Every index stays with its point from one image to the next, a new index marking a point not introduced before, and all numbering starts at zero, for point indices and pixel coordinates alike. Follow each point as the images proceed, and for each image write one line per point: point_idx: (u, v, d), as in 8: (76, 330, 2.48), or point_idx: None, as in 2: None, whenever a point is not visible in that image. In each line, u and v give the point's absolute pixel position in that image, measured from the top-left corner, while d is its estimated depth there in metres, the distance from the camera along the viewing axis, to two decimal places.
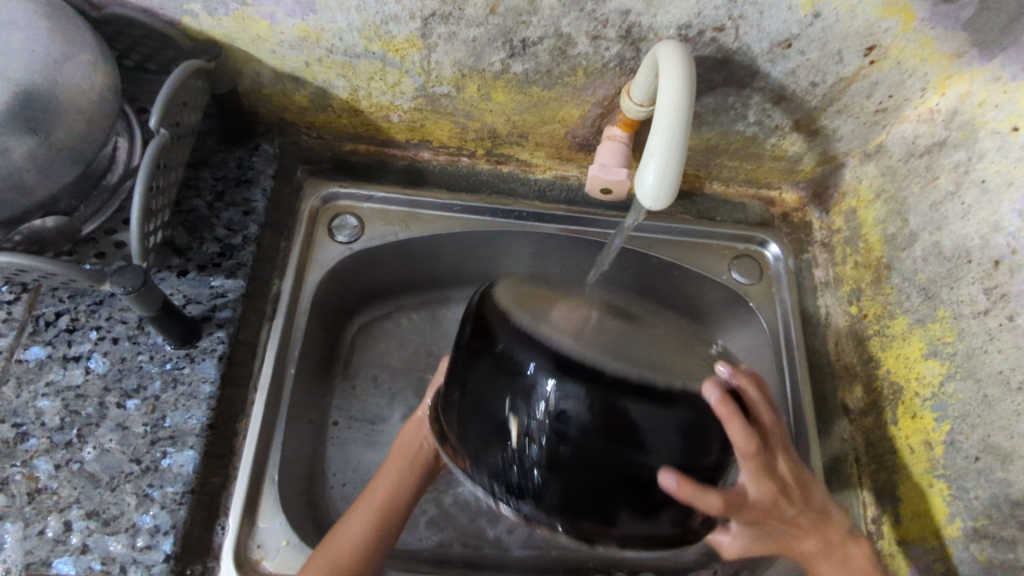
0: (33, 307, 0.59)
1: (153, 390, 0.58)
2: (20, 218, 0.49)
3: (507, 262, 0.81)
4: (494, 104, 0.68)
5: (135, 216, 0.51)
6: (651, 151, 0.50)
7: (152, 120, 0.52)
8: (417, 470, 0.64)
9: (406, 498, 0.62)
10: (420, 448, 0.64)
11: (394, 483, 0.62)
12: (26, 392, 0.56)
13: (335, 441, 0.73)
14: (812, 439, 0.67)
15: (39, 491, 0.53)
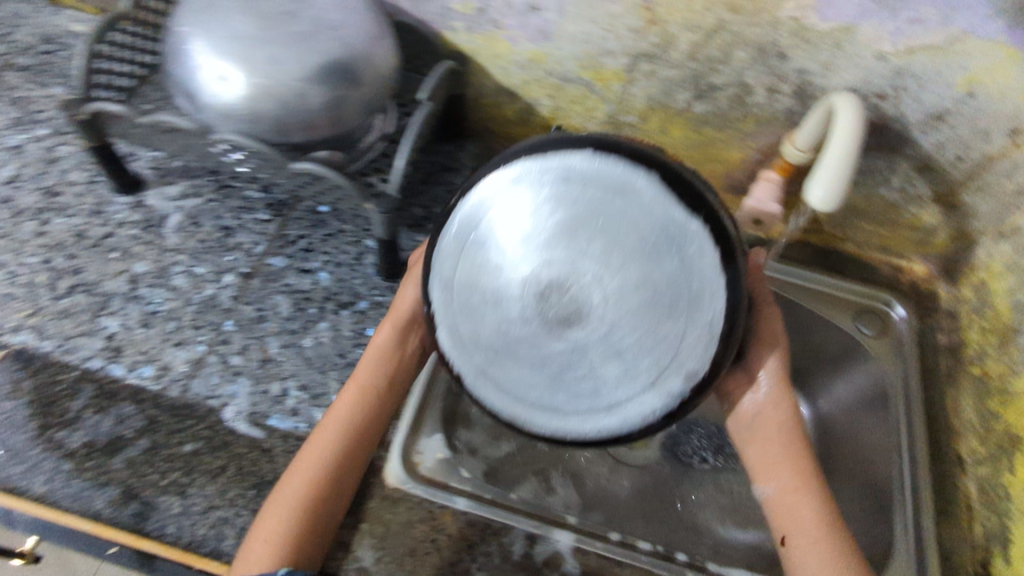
0: (283, 228, 0.75)
1: (362, 306, 0.71)
2: (312, 143, 0.65)
3: None
4: (669, 137, 0.81)
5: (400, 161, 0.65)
6: (823, 178, 0.65)
7: (421, 94, 0.70)
8: (393, 361, 0.66)
9: (381, 397, 0.65)
10: (397, 353, 0.66)
11: (364, 383, 0.64)
12: (268, 286, 0.70)
13: None
14: (924, 478, 0.72)
15: (269, 360, 0.66)
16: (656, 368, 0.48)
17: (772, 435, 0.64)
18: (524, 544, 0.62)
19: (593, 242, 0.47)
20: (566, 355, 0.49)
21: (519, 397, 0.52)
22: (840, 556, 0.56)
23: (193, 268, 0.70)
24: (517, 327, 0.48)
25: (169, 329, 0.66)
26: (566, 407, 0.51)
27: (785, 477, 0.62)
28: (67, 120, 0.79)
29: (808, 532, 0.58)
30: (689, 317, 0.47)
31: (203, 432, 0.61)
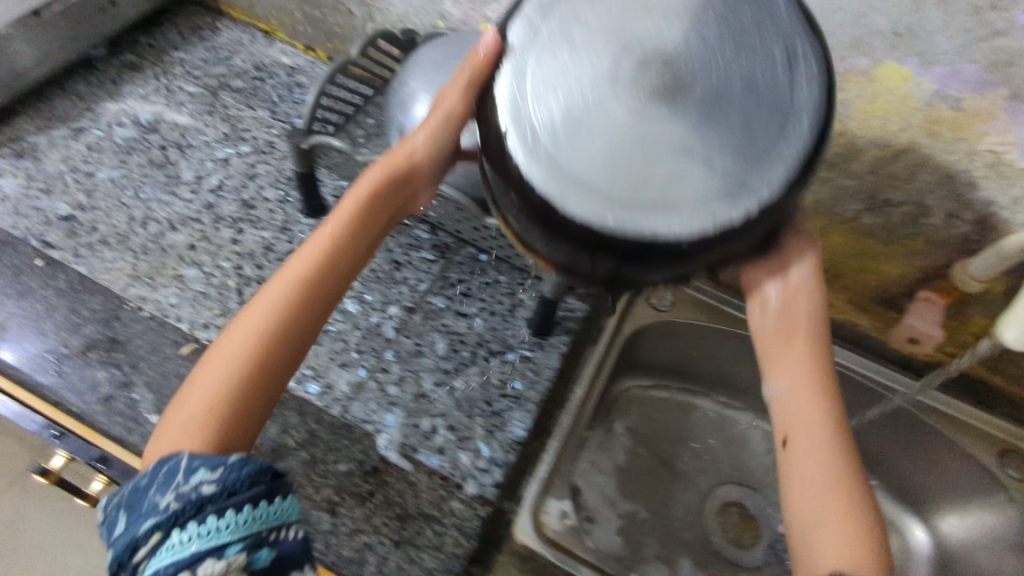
0: (446, 269, 0.79)
1: (511, 357, 0.73)
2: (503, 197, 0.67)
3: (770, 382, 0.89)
4: (827, 242, 0.78)
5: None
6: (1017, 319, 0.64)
7: None
8: (388, 197, 0.58)
9: (362, 236, 0.57)
10: (389, 202, 0.59)
11: (338, 237, 0.56)
12: (429, 323, 0.74)
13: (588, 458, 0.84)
14: None
15: (422, 395, 0.69)
16: (740, 174, 0.39)
17: (788, 325, 0.54)
18: None
19: (699, 22, 0.40)
20: (640, 128, 0.38)
21: (568, 166, 0.39)
22: (845, 468, 0.48)
23: (362, 295, 0.75)
24: (593, 87, 0.39)
25: (337, 348, 0.70)
26: (622, 192, 0.38)
27: (796, 375, 0.52)
28: (267, 141, 0.86)
29: (813, 437, 0.50)
30: (783, 126, 0.39)
31: (356, 455, 0.64)
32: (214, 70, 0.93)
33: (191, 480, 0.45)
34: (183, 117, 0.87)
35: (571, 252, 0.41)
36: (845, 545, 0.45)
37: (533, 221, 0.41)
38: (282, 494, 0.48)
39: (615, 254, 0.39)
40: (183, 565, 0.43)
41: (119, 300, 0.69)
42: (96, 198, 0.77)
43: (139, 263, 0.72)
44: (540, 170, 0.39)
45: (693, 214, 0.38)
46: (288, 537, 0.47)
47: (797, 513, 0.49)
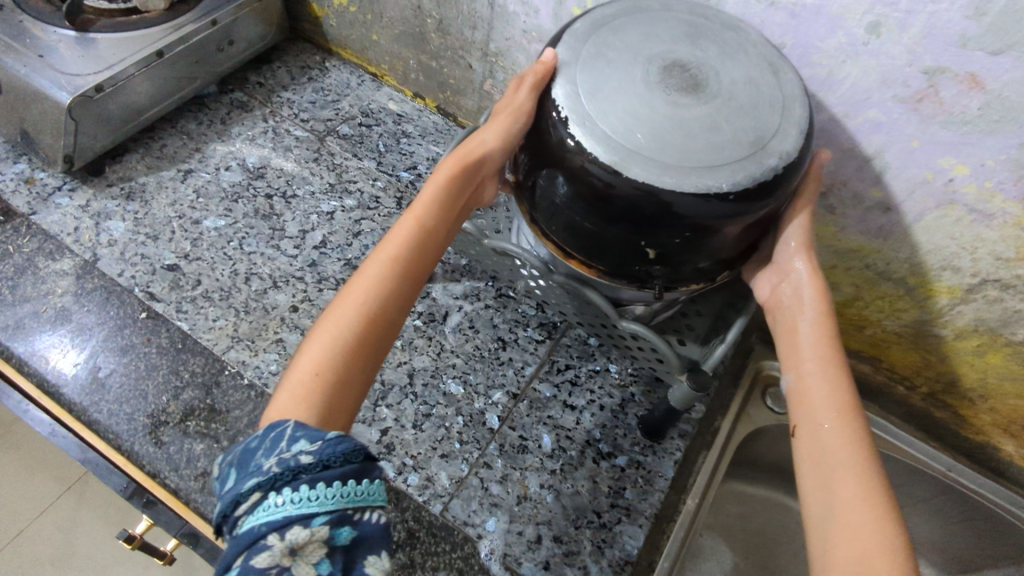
0: (552, 353, 0.74)
1: (621, 461, 0.68)
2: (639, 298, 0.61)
3: None
4: (983, 361, 0.71)
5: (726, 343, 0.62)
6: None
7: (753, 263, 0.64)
8: (464, 182, 0.56)
9: (447, 218, 0.56)
10: (467, 191, 0.57)
11: (425, 219, 0.54)
12: (533, 414, 0.69)
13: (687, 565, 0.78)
14: None
15: (526, 498, 0.64)
16: (760, 138, 0.49)
17: (799, 315, 0.56)
18: None
19: (702, 44, 0.53)
20: (674, 119, 0.48)
21: (628, 139, 0.47)
22: (855, 449, 0.49)
23: (465, 376, 0.71)
24: (635, 83, 0.49)
25: (439, 436, 0.66)
26: (670, 159, 0.47)
27: (807, 364, 0.53)
28: (372, 196, 0.84)
29: (821, 420, 0.51)
30: (786, 112, 0.51)
31: (456, 563, 0.59)
32: (322, 114, 0.91)
33: (292, 447, 0.43)
34: (290, 164, 0.85)
35: (619, 226, 0.50)
36: (868, 518, 0.45)
37: (584, 206, 0.51)
38: (372, 476, 0.45)
39: (651, 219, 0.49)
40: (274, 527, 0.41)
41: (220, 363, 0.67)
42: (200, 248, 0.74)
43: (240, 323, 0.70)
44: (603, 145, 0.47)
45: (728, 178, 0.47)
46: (369, 520, 0.43)
47: (810, 496, 0.49)
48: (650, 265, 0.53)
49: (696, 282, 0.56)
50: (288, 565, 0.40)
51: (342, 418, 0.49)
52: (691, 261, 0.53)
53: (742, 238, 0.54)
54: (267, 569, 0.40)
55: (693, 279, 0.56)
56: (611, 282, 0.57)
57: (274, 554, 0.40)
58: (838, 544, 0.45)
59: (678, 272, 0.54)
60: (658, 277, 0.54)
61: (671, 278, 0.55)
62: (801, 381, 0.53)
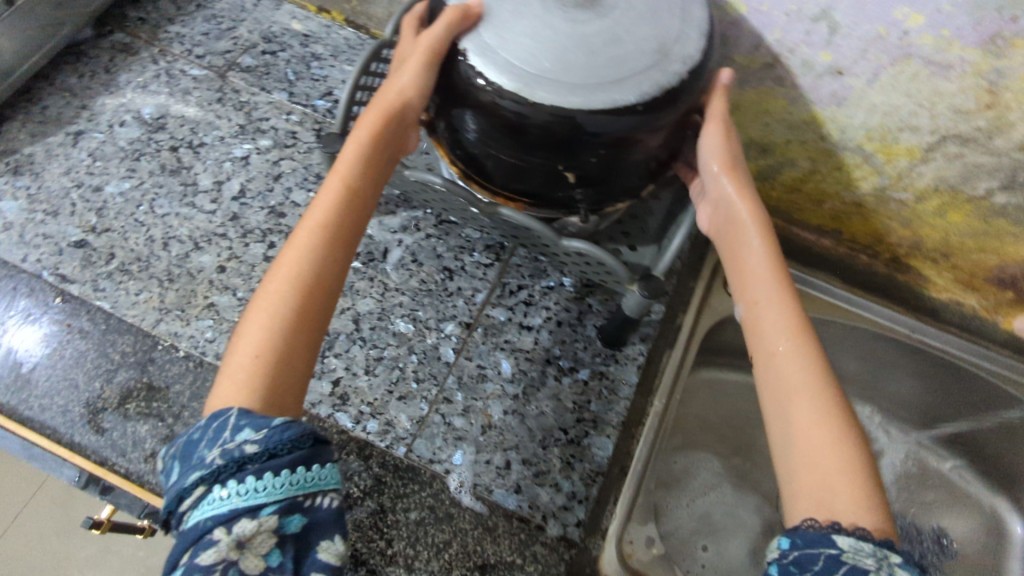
0: (502, 275, 0.71)
1: (583, 375, 0.67)
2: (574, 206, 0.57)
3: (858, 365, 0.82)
4: (945, 221, 0.69)
5: (672, 250, 0.60)
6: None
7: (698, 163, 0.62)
8: (385, 138, 0.53)
9: (372, 175, 0.52)
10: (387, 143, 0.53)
11: (352, 180, 0.50)
12: (489, 341, 0.67)
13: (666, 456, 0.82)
14: None
15: (490, 427, 0.63)
16: (662, 45, 0.49)
17: (740, 238, 0.52)
18: None
19: None
20: (576, 36, 0.48)
21: (530, 64, 0.47)
22: (811, 368, 0.45)
23: (415, 313, 0.67)
24: (532, 7, 0.49)
25: (394, 378, 0.64)
26: (576, 78, 0.47)
27: (752, 287, 0.49)
28: (288, 132, 0.78)
29: (774, 346, 0.46)
30: (684, 16, 0.51)
31: (427, 501, 0.59)
32: (218, 46, 0.82)
33: (236, 437, 0.39)
34: (191, 109, 0.77)
35: (538, 155, 0.52)
36: (828, 445, 0.42)
37: (501, 138, 0.51)
38: (325, 460, 0.41)
39: (565, 142, 0.49)
40: (220, 521, 0.37)
41: (150, 339, 0.63)
42: (108, 218, 0.68)
43: (166, 293, 0.65)
44: (507, 75, 0.47)
45: (636, 88, 0.48)
46: (324, 505, 0.41)
47: (775, 430, 0.45)
48: (572, 187, 0.54)
49: (621, 198, 0.57)
50: (235, 560, 0.37)
51: (295, 397, 0.45)
52: (612, 180, 0.54)
53: (663, 150, 0.54)
54: (212, 567, 0.36)
55: (619, 195, 0.57)
56: (541, 211, 0.59)
57: (220, 552, 0.37)
58: (801, 471, 0.42)
59: (601, 192, 0.55)
60: (580, 196, 0.55)
61: (595, 198, 0.56)
62: (749, 308, 0.49)
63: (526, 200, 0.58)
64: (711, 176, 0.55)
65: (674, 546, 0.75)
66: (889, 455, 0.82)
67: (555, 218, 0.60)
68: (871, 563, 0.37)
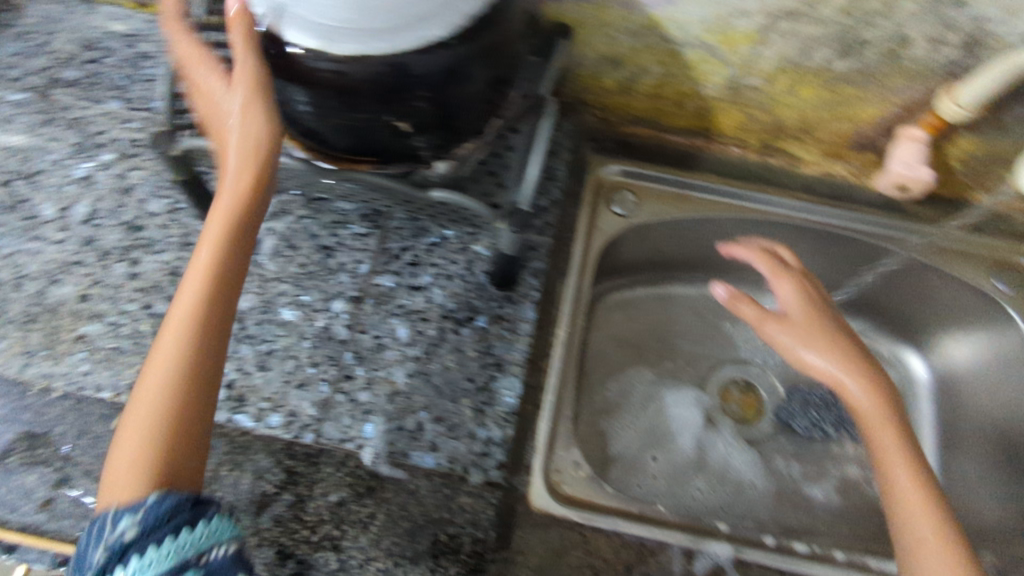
0: (384, 242, 0.70)
1: (481, 322, 0.67)
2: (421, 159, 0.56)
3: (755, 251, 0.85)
4: (797, 98, 0.70)
5: (531, 181, 0.59)
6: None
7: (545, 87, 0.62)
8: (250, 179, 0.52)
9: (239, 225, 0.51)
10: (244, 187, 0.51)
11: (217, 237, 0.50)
12: (382, 310, 0.66)
13: (589, 375, 0.85)
14: None
15: (397, 393, 0.63)
16: None
17: (833, 375, 0.58)
18: (684, 562, 0.60)
19: None
20: None
21: (326, 16, 0.44)
22: (921, 489, 0.52)
23: (300, 298, 0.66)
24: None
25: (290, 368, 0.62)
26: (377, 23, 0.44)
27: (870, 417, 0.56)
28: (130, 140, 0.73)
29: (890, 459, 0.54)
30: None
31: (346, 479, 0.58)
32: (34, 65, 0.76)
33: (116, 528, 0.41)
34: (18, 138, 0.72)
35: (369, 111, 0.50)
36: (942, 562, 0.49)
37: (330, 103, 0.49)
38: (210, 515, 0.43)
39: (393, 91, 0.48)
40: None
41: (21, 385, 0.59)
42: None
43: (29, 335, 0.61)
44: (308, 34, 0.45)
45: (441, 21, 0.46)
46: (218, 556, 0.42)
47: (889, 506, 0.53)
48: (410, 137, 0.52)
49: (468, 136, 0.56)
50: None
51: (187, 472, 0.44)
52: (449, 119, 0.52)
53: (494, 80, 0.53)
54: None
55: (463, 134, 0.56)
56: (385, 169, 0.57)
57: None
58: (912, 555, 0.50)
59: (442, 135, 0.54)
60: (422, 145, 0.53)
61: (438, 143, 0.54)
62: (865, 414, 0.56)
63: (372, 159, 0.56)
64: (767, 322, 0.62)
65: (617, 465, 0.78)
66: None
67: (408, 172, 0.58)
68: None
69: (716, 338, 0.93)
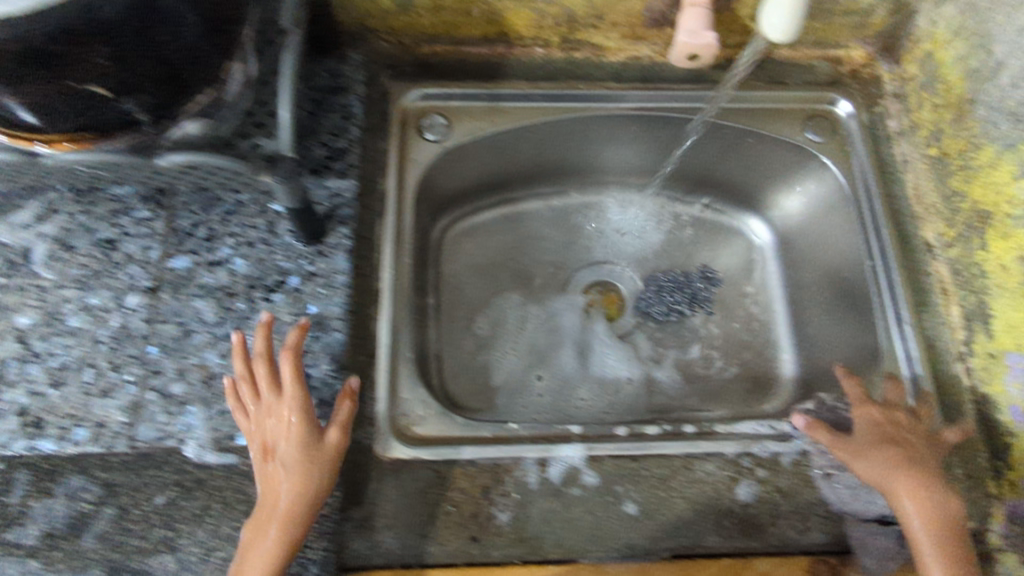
0: (172, 222, 0.65)
1: (293, 284, 0.64)
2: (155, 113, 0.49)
3: (597, 147, 0.84)
4: None
5: (285, 126, 0.54)
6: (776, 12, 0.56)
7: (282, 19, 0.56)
8: (306, 419, 0.55)
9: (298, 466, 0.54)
10: (289, 433, 0.55)
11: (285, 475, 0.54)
12: (181, 295, 0.62)
13: (439, 312, 0.83)
14: (927, 268, 0.71)
15: (212, 377, 0.60)
16: None
17: (902, 426, 0.62)
18: (539, 471, 0.62)
19: None
20: None
21: None
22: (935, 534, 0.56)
23: (86, 302, 0.61)
24: None
25: (91, 378, 0.59)
26: None
27: (901, 484, 0.58)
28: None
29: (948, 512, 0.57)
30: None
31: (170, 478, 0.58)
32: None
33: None
34: None
35: (55, 72, 0.42)
36: None
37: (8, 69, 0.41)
38: None
39: (76, 40, 0.41)
40: None
41: None
42: None
43: None
44: None
45: None
46: None
47: None
48: (115, 101, 0.46)
49: (195, 90, 0.50)
50: None
51: None
52: (159, 76, 0.47)
53: (205, 27, 0.47)
54: None
55: (187, 89, 0.50)
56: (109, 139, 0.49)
57: None
58: None
59: (158, 92, 0.48)
60: (133, 107, 0.47)
61: (157, 104, 0.48)
62: (917, 506, 0.57)
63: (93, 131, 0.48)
64: (861, 408, 0.64)
65: (497, 394, 0.80)
66: (635, 217, 0.91)
67: (144, 139, 0.51)
68: None
69: (572, 246, 0.91)
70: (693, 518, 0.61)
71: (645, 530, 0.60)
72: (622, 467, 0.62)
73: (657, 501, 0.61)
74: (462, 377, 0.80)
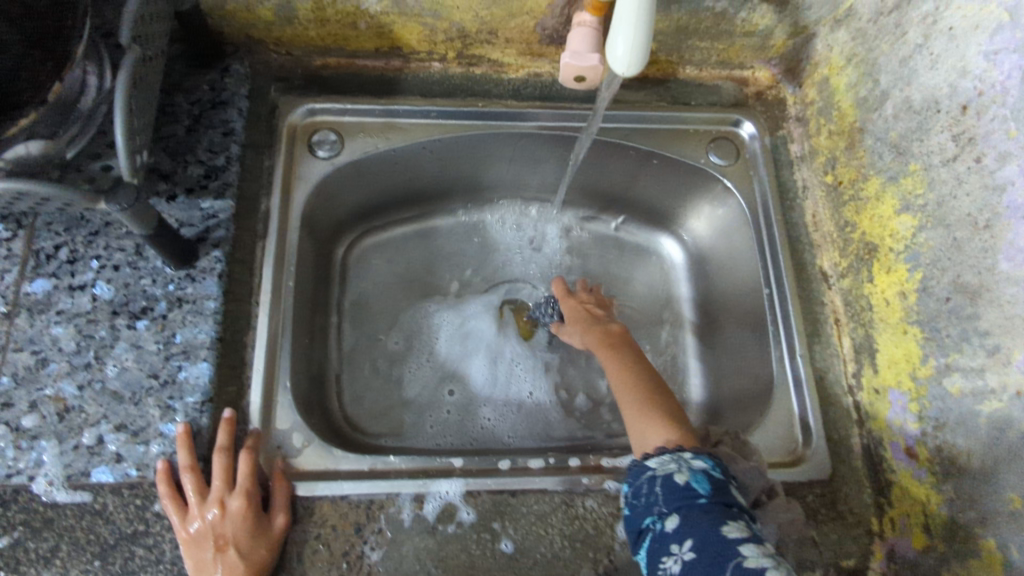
0: (32, 242, 0.62)
1: (160, 310, 0.61)
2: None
3: (504, 166, 0.82)
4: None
5: (122, 152, 0.51)
6: (617, 27, 0.47)
7: (124, 35, 0.53)
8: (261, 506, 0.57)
9: (255, 547, 0.54)
10: (247, 517, 0.55)
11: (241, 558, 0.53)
12: (38, 321, 0.60)
13: (340, 335, 0.80)
14: (823, 297, 0.70)
15: (66, 411, 0.57)
16: None
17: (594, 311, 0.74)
18: (413, 508, 0.60)
19: None
20: None
21: None
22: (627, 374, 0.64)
23: None
24: None
25: None
26: None
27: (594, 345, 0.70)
28: None
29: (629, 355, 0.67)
30: None
31: (18, 517, 0.55)
32: None
33: None
34: None
35: None
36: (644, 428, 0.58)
37: None
38: None
39: None
40: None
41: None
42: None
43: None
44: None
45: None
46: None
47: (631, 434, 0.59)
48: None
49: (26, 114, 0.47)
50: None
51: None
52: None
53: (24, 45, 0.45)
54: None
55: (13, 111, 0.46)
56: None
57: None
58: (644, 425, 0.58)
59: None
60: None
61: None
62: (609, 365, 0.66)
63: None
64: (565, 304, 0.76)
65: (401, 414, 0.77)
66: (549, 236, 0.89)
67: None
68: (673, 466, 0.50)
69: (483, 262, 0.88)
70: (569, 555, 0.59)
71: (519, 569, 0.58)
72: (499, 502, 0.61)
73: (535, 539, 0.59)
74: (357, 403, 0.76)
